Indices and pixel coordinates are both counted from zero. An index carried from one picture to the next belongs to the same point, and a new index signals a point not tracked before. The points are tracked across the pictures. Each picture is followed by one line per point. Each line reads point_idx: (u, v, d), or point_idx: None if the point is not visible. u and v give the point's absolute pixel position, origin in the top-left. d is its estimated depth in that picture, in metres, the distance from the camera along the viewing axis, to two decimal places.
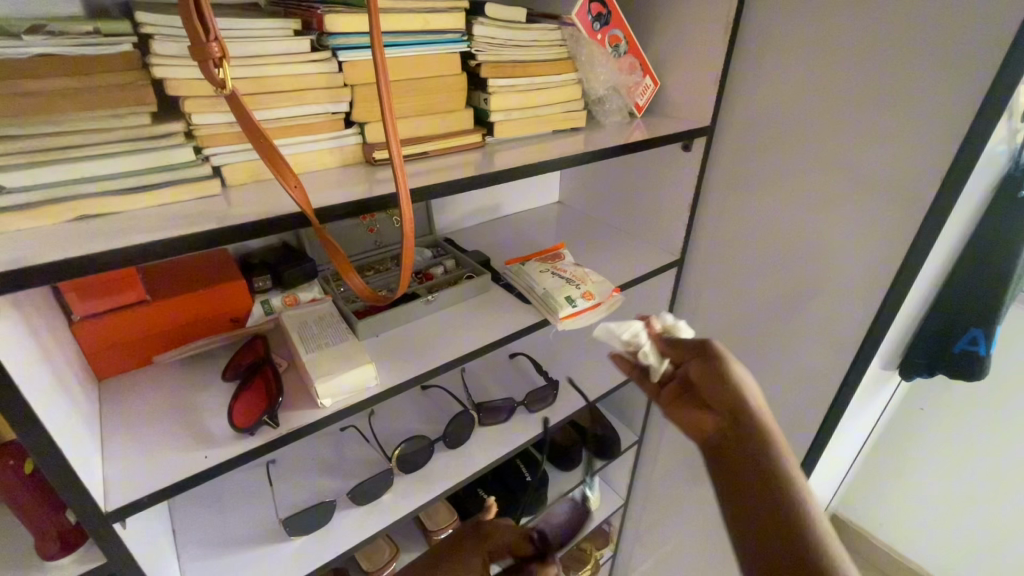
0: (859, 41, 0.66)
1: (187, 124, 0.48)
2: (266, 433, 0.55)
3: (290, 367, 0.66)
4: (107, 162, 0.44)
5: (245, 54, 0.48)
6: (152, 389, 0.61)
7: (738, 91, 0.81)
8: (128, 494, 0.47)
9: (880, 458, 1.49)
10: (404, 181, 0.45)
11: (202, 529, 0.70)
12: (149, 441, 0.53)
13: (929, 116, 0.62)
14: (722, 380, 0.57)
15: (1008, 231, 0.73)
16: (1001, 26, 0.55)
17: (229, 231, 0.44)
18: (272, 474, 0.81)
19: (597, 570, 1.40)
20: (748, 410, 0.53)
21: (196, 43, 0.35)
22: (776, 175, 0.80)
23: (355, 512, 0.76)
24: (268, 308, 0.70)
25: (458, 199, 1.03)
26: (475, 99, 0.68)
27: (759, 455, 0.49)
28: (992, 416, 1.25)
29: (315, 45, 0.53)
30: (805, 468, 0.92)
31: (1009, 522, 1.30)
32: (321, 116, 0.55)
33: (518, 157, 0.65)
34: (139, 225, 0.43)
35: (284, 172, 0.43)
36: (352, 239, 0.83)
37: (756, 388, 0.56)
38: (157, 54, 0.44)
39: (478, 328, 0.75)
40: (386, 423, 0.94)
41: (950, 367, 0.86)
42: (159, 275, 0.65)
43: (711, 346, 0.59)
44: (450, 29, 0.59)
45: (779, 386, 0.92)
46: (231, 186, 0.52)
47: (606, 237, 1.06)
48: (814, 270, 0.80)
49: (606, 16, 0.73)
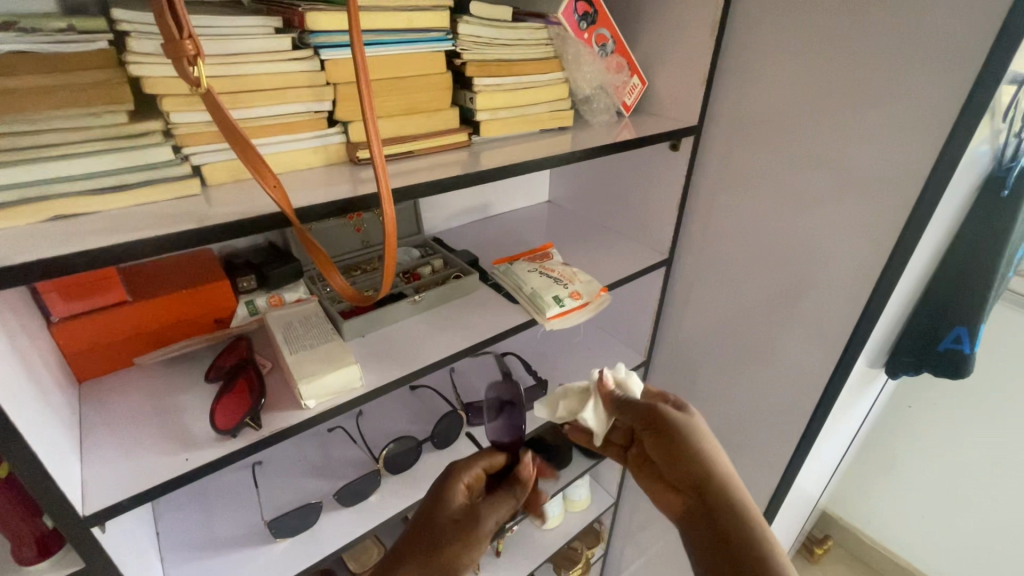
0: (844, 41, 0.66)
1: (166, 124, 0.47)
2: (248, 435, 0.55)
3: (274, 368, 0.65)
4: (83, 162, 0.43)
5: (225, 52, 0.48)
6: (133, 391, 0.60)
7: (725, 90, 0.81)
8: (107, 498, 0.46)
9: (868, 455, 1.50)
10: (386, 181, 0.45)
11: (186, 532, 0.70)
12: (130, 444, 0.52)
13: (913, 116, 0.63)
14: (675, 456, 0.56)
15: (991, 231, 0.74)
16: (982, 27, 0.55)
17: (208, 231, 0.43)
18: (258, 475, 0.80)
19: (587, 570, 1.40)
20: (708, 488, 0.54)
21: (171, 41, 0.35)
22: (763, 175, 0.81)
23: (341, 513, 0.75)
24: (252, 309, 0.68)
25: (447, 198, 1.03)
26: (461, 98, 0.67)
27: (737, 542, 0.50)
28: (976, 413, 1.27)
29: (297, 43, 0.53)
30: (792, 466, 0.92)
31: (993, 518, 1.32)
32: (303, 115, 0.54)
33: (503, 156, 0.65)
34: (116, 225, 0.43)
35: (263, 172, 0.42)
36: (338, 239, 0.82)
37: (710, 457, 0.55)
38: (133, 52, 0.44)
39: (465, 327, 0.75)
40: (374, 423, 0.94)
41: (934, 366, 0.87)
42: (141, 275, 0.64)
43: (657, 417, 0.57)
44: (435, 27, 0.58)
45: (767, 384, 0.92)
46: (211, 186, 0.52)
47: (595, 236, 1.06)
48: (800, 270, 0.81)
49: (592, 15, 0.73)
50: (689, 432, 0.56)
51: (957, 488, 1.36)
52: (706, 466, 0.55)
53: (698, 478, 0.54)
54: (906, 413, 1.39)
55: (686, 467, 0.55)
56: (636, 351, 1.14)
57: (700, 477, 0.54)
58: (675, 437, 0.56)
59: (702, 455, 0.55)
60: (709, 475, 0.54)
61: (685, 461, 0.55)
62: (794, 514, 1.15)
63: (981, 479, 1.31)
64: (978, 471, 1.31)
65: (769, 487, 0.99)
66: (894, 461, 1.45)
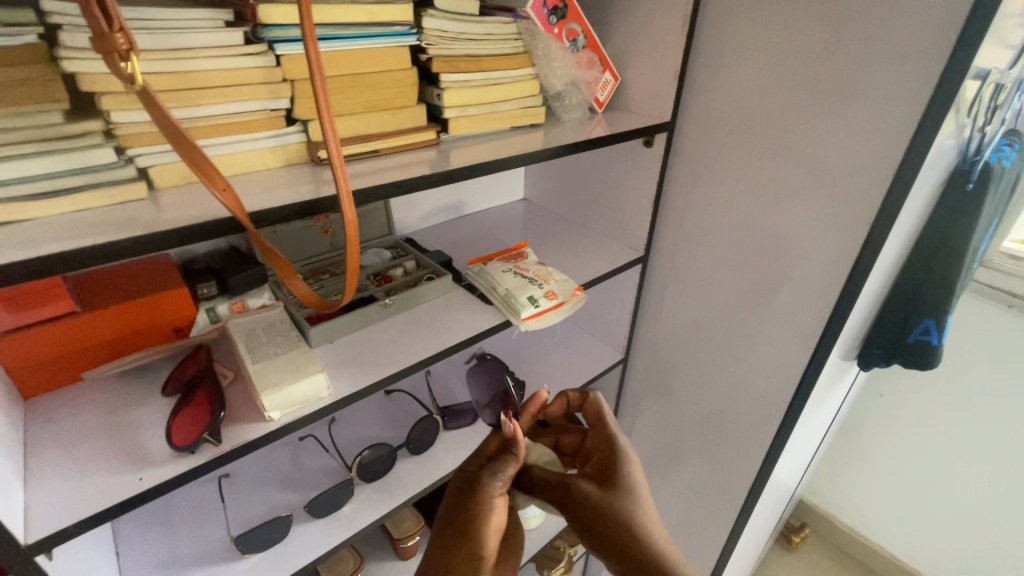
0: (813, 36, 0.66)
1: (107, 123, 0.44)
2: (207, 450, 0.52)
3: (236, 379, 0.63)
4: (11, 165, 0.40)
5: (170, 46, 0.45)
6: (83, 408, 0.56)
7: (698, 85, 0.80)
8: (53, 524, 0.43)
9: (843, 444, 1.53)
10: (345, 179, 0.43)
11: (147, 550, 0.66)
12: (80, 466, 0.49)
13: (884, 110, 0.62)
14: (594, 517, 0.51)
15: (957, 223, 0.75)
16: (948, 20, 0.55)
17: (156, 236, 0.41)
18: (224, 488, 0.77)
19: (571, 568, 1.40)
20: (614, 521, 0.51)
21: (98, 34, 0.31)
22: (737, 168, 0.80)
23: (314, 524, 0.73)
24: (213, 317, 0.66)
25: (419, 197, 1.01)
26: (429, 94, 0.65)
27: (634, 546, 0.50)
28: (945, 399, 1.30)
29: (250, 36, 0.50)
30: (768, 457, 0.94)
31: (958, 502, 1.36)
32: (258, 113, 0.51)
33: (474, 154, 0.63)
34: (52, 233, 0.40)
35: (211, 175, 0.39)
36: (304, 240, 0.79)
37: (615, 497, 0.53)
38: (65, 46, 0.40)
39: (438, 330, 0.73)
40: (347, 429, 0.91)
41: (905, 357, 0.87)
42: (91, 284, 0.60)
43: (573, 491, 0.53)
44: (398, 21, 0.56)
45: (739, 377, 0.93)
46: (159, 189, 0.48)
47: (570, 234, 1.05)
48: (772, 263, 0.81)
49: (562, 9, 0.72)
50: (603, 499, 0.52)
51: (930, 472, 1.39)
52: (622, 521, 0.51)
53: (611, 533, 0.50)
54: (877, 402, 1.42)
55: (596, 528, 0.51)
56: (614, 349, 1.14)
57: (605, 528, 0.51)
58: (589, 505, 0.52)
59: (617, 518, 0.51)
60: (621, 529, 0.51)
61: (602, 518, 0.51)
62: (772, 505, 1.17)
63: (949, 464, 1.35)
64: (946, 456, 1.35)
65: (746, 480, 1.00)
66: (867, 449, 1.49)
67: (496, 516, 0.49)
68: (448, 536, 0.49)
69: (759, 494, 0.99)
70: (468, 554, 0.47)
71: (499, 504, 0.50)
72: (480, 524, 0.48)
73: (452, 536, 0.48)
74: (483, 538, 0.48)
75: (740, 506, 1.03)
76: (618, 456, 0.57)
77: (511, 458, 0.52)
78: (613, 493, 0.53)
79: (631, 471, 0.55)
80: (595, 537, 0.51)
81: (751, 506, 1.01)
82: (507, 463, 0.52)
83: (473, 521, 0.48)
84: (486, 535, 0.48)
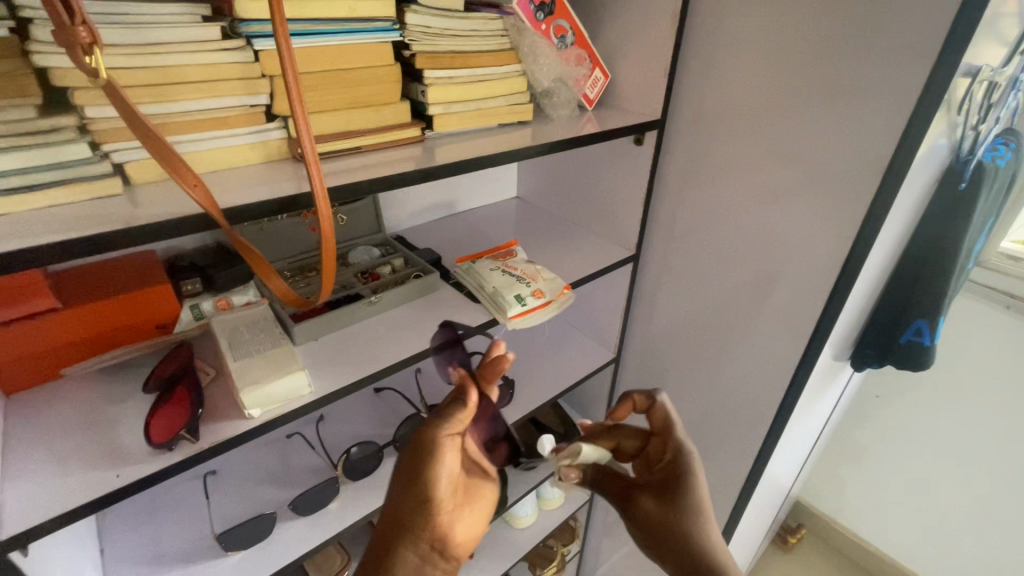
0: (801, 33, 0.65)
1: (81, 118, 0.44)
2: (185, 448, 0.52)
3: (218, 376, 0.62)
4: None
5: (144, 40, 0.44)
6: (63, 406, 0.56)
7: (688, 81, 0.79)
8: (26, 520, 0.43)
9: (839, 445, 1.52)
10: (320, 176, 0.42)
11: (131, 547, 0.66)
12: (56, 464, 0.49)
13: (873, 107, 0.62)
14: (656, 524, 0.55)
15: (950, 222, 0.74)
16: (938, 16, 0.54)
17: (129, 231, 0.40)
18: (210, 486, 0.77)
19: (564, 567, 1.40)
20: (674, 530, 0.54)
21: (61, 28, 0.32)
22: (729, 166, 0.79)
23: (299, 523, 0.73)
24: (197, 313, 0.65)
25: (410, 195, 1.00)
26: (413, 91, 0.65)
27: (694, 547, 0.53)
28: (942, 401, 1.29)
29: (227, 31, 0.50)
30: (759, 457, 0.93)
31: (957, 505, 1.35)
32: (237, 109, 0.51)
33: (458, 151, 0.63)
34: (23, 229, 0.39)
35: (181, 171, 0.39)
36: (290, 237, 0.79)
37: (681, 508, 0.54)
38: (37, 40, 0.40)
39: (424, 328, 0.72)
40: (335, 427, 0.91)
41: (898, 357, 0.86)
42: (75, 280, 0.60)
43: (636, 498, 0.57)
44: (380, 17, 0.55)
45: (730, 376, 0.93)
46: (137, 185, 0.48)
47: (561, 232, 1.05)
48: (763, 262, 0.80)
49: (549, 6, 0.71)
50: (664, 509, 0.55)
51: (928, 474, 1.38)
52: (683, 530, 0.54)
53: (670, 538, 0.54)
54: (874, 403, 1.41)
55: (658, 530, 0.55)
56: (606, 348, 1.13)
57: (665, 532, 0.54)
58: (648, 512, 0.56)
59: (677, 526, 0.54)
60: (680, 534, 0.54)
61: (665, 532, 0.54)
62: (765, 506, 1.16)
63: (948, 465, 1.33)
64: (944, 457, 1.33)
65: (738, 481, 0.99)
66: (863, 449, 1.48)
67: (446, 463, 0.47)
68: (400, 486, 0.47)
69: (752, 494, 0.99)
70: (418, 504, 0.46)
71: (446, 451, 0.47)
72: (428, 470, 0.46)
73: (402, 491, 0.46)
74: (432, 485, 0.46)
75: (733, 507, 1.02)
76: (685, 463, 0.56)
77: (461, 406, 0.49)
78: (674, 503, 0.55)
79: (697, 483, 0.56)
80: (656, 543, 0.55)
81: (743, 506, 1.00)
82: (456, 411, 0.48)
83: (421, 468, 0.46)
84: (434, 484, 0.46)
